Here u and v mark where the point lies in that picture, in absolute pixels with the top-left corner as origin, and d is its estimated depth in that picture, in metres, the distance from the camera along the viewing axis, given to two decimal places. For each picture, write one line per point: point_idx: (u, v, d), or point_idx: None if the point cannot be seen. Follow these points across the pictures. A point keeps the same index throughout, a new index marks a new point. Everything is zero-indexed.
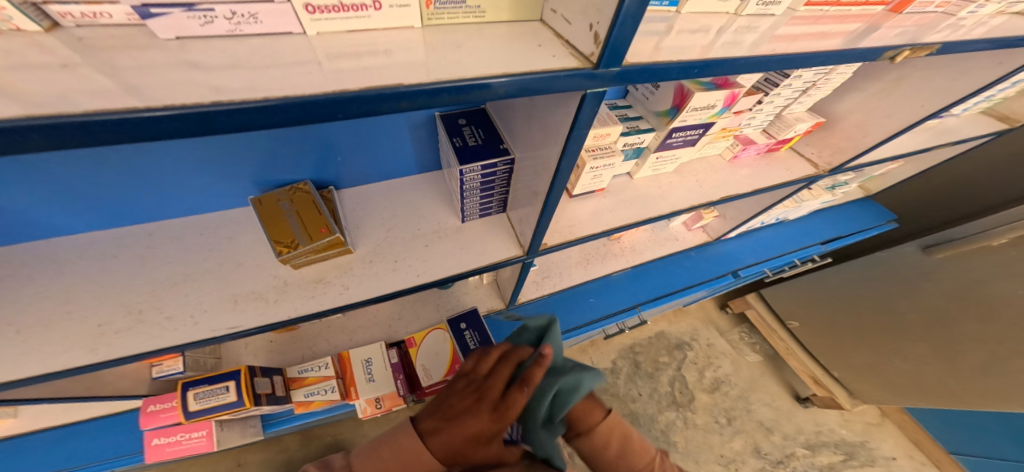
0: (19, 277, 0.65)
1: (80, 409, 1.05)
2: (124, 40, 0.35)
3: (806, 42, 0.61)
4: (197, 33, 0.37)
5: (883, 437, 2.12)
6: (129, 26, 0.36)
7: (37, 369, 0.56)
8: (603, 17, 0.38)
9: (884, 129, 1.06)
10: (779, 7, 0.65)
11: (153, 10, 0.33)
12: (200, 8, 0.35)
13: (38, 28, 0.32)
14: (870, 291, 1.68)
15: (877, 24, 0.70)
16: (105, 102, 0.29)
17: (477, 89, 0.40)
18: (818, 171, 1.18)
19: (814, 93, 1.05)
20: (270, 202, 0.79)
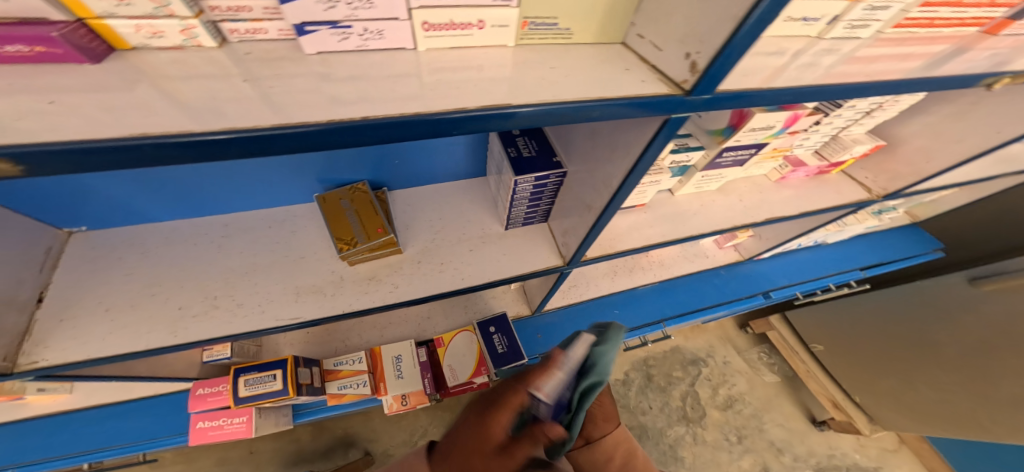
0: (113, 260, 0.71)
1: (126, 387, 1.09)
2: (278, 54, 0.40)
3: (881, 65, 0.62)
4: (335, 48, 0.41)
5: (898, 464, 2.07)
6: (279, 40, 0.42)
7: (121, 348, 0.59)
8: (704, 48, 0.39)
9: (952, 156, 1.05)
10: (866, 30, 0.64)
11: (308, 27, 0.38)
12: (342, 26, 0.39)
13: (213, 44, 0.39)
14: (907, 317, 1.66)
15: (969, 46, 0.70)
16: (259, 111, 0.32)
17: (575, 111, 0.41)
18: (870, 197, 1.18)
19: (879, 115, 1.03)
20: (332, 202, 0.84)
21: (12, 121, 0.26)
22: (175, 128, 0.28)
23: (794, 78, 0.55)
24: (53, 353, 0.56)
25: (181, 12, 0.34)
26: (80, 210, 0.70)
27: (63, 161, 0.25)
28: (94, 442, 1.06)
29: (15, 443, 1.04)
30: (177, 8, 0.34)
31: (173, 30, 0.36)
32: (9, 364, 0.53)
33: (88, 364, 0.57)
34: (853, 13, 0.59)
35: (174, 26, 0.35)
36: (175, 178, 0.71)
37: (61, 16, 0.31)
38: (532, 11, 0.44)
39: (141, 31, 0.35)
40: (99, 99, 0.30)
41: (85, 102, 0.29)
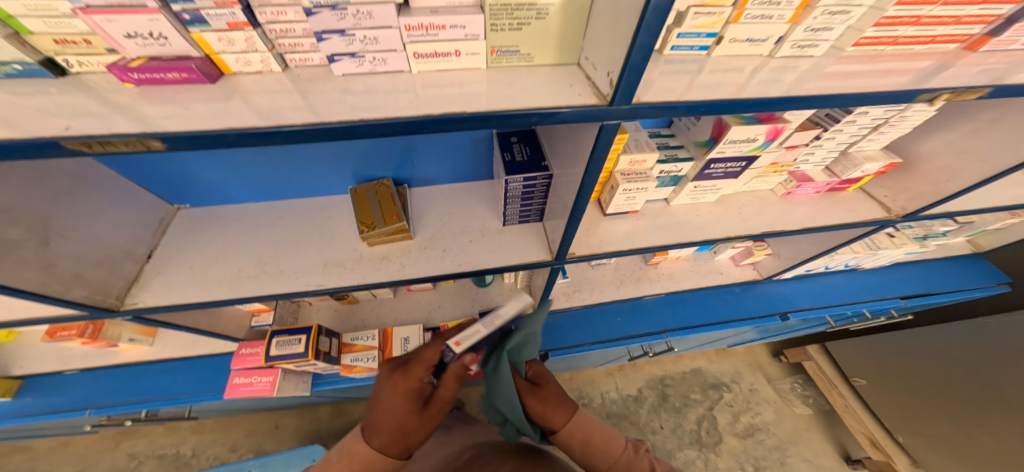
0: (203, 229, 0.94)
1: (193, 344, 1.35)
2: (317, 75, 0.57)
3: (860, 79, 0.67)
4: (355, 71, 0.58)
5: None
6: (320, 66, 0.59)
7: (196, 297, 0.79)
8: (616, 67, 0.51)
9: (972, 175, 1.00)
10: (817, 49, 0.71)
11: (336, 57, 0.55)
12: (360, 56, 0.55)
13: (279, 69, 0.57)
14: (977, 358, 1.46)
15: (951, 62, 0.73)
16: (295, 115, 0.48)
17: (518, 117, 0.54)
18: (890, 216, 1.14)
19: (888, 130, 1.03)
20: (361, 195, 1.02)
21: (168, 121, 0.45)
22: (250, 126, 0.45)
23: (760, 91, 0.62)
24: (148, 297, 0.77)
25: (262, 48, 0.53)
26: (184, 190, 0.94)
27: (187, 141, 0.43)
28: (165, 388, 1.30)
29: (105, 385, 1.30)
30: (259, 46, 0.52)
31: (257, 61, 0.55)
32: (119, 302, 0.75)
33: (168, 309, 0.77)
34: (796, 35, 0.67)
35: (258, 58, 0.54)
36: (249, 169, 0.93)
37: (196, 54, 0.52)
38: (498, 41, 0.58)
39: (238, 61, 0.54)
40: (210, 107, 0.49)
41: (202, 109, 0.48)
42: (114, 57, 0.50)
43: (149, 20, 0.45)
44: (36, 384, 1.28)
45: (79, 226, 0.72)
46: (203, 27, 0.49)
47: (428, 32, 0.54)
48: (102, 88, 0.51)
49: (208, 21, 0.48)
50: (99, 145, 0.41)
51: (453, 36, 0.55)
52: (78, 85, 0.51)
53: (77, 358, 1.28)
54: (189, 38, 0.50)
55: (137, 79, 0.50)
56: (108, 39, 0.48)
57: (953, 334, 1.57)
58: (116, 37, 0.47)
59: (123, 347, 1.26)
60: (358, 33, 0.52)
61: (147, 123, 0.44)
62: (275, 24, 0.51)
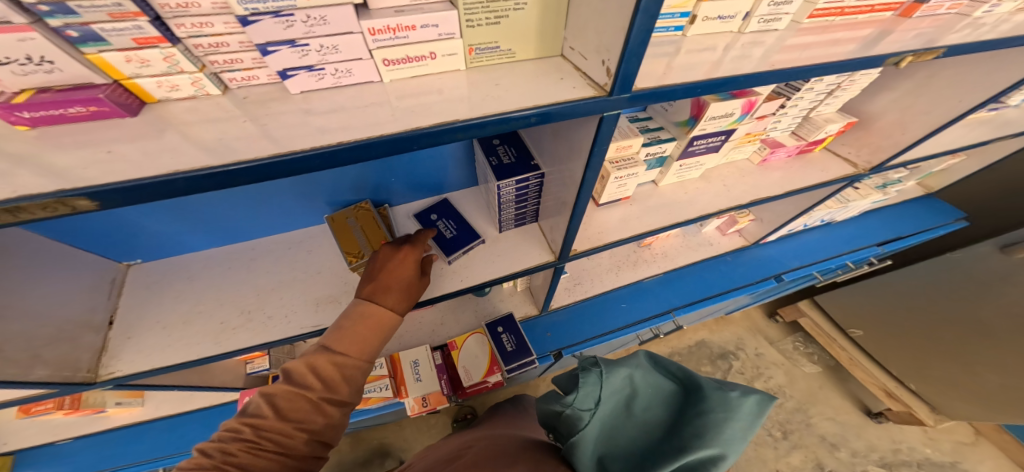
0: (164, 285, 0.84)
1: (189, 397, 1.16)
2: (269, 95, 0.48)
3: (818, 49, 0.65)
4: (314, 87, 0.49)
5: (979, 458, 1.83)
6: (269, 83, 0.49)
7: (176, 358, 0.71)
8: (612, 55, 0.47)
9: (923, 127, 0.98)
10: (781, 22, 0.69)
11: (288, 73, 0.46)
12: (316, 69, 0.47)
13: (218, 92, 0.46)
14: (943, 295, 1.48)
15: (890, 29, 0.72)
16: (251, 148, 0.41)
17: (514, 119, 0.50)
18: (857, 171, 1.10)
19: (844, 92, 1.00)
20: (340, 221, 0.95)
21: (84, 170, 0.36)
22: (199, 164, 0.38)
23: (735, 68, 0.60)
24: (125, 365, 0.68)
25: (188, 68, 0.42)
26: (133, 243, 0.82)
27: (124, 194, 0.35)
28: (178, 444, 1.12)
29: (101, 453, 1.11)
30: (186, 66, 0.41)
31: (185, 83, 0.44)
32: (92, 374, 0.65)
33: (150, 374, 0.68)
34: (762, 9, 0.65)
35: (185, 80, 0.43)
36: (205, 210, 0.83)
37: (102, 80, 0.39)
38: (476, 39, 0.53)
39: (161, 86, 0.43)
40: (141, 147, 0.39)
41: (131, 151, 0.39)
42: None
43: (18, 41, 0.33)
44: (27, 458, 1.05)
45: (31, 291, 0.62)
46: (103, 47, 0.37)
47: (396, 34, 0.47)
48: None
49: (107, 38, 0.36)
50: (7, 213, 0.33)
51: (424, 36, 0.49)
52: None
53: (63, 428, 1.06)
54: (84, 59, 0.37)
55: (30, 119, 0.38)
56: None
57: (917, 274, 1.56)
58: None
59: (113, 411, 1.08)
60: (311, 42, 0.44)
61: (58, 175, 0.35)
62: (200, 38, 0.40)
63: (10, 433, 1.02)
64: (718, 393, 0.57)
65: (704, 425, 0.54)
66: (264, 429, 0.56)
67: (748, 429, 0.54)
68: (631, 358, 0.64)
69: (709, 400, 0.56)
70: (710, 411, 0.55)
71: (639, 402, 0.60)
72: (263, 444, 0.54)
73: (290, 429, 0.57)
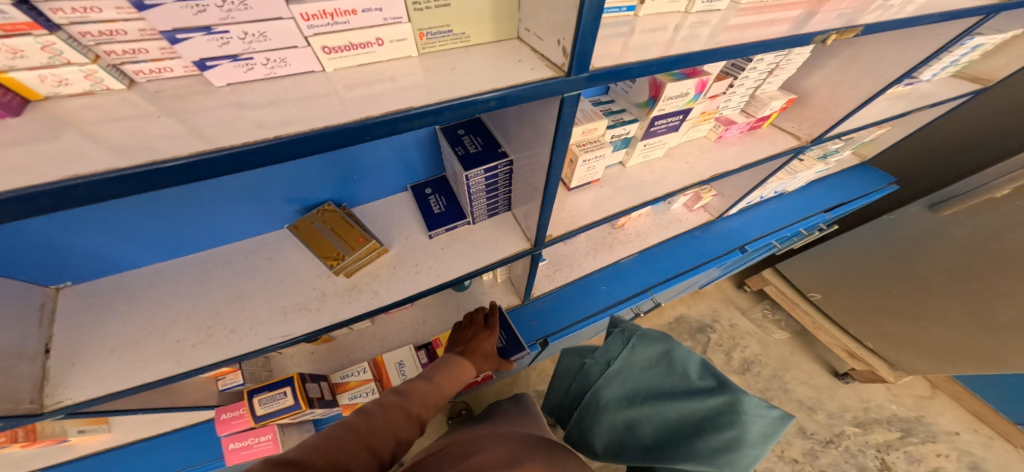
0: (105, 306, 0.77)
1: (160, 419, 1.10)
2: (189, 89, 0.44)
3: (756, 30, 0.66)
4: (242, 78, 0.45)
5: (939, 411, 1.96)
6: (188, 76, 0.45)
7: (130, 382, 0.66)
8: (567, 34, 0.46)
9: (850, 101, 1.03)
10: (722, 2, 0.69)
11: (209, 63, 0.41)
12: (243, 58, 0.43)
13: (121, 84, 0.42)
14: (884, 254, 1.57)
15: (816, 9, 0.74)
16: (175, 148, 0.37)
17: (473, 104, 0.48)
18: (801, 143, 1.14)
19: (781, 73, 1.04)
20: (306, 227, 0.92)
21: None
22: (114, 169, 0.34)
23: (685, 47, 0.60)
24: (75, 392, 0.63)
25: (77, 59, 0.36)
26: (61, 260, 0.74)
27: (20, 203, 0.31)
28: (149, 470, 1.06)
29: None
30: (72, 57, 0.36)
31: (76, 76, 0.38)
32: (37, 405, 0.60)
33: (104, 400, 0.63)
34: None
35: (76, 73, 0.38)
36: (141, 221, 0.78)
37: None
38: (426, 22, 0.50)
39: (45, 80, 0.37)
40: (35, 150, 0.34)
41: (18, 156, 0.34)
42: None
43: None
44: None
45: None
46: None
47: (336, 19, 0.44)
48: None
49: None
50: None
51: (369, 21, 0.46)
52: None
53: (26, 460, 0.95)
54: None
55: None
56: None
57: (861, 236, 1.64)
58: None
59: (77, 441, 1.00)
60: (231, 28, 0.39)
61: None
62: (87, 25, 0.35)
63: None
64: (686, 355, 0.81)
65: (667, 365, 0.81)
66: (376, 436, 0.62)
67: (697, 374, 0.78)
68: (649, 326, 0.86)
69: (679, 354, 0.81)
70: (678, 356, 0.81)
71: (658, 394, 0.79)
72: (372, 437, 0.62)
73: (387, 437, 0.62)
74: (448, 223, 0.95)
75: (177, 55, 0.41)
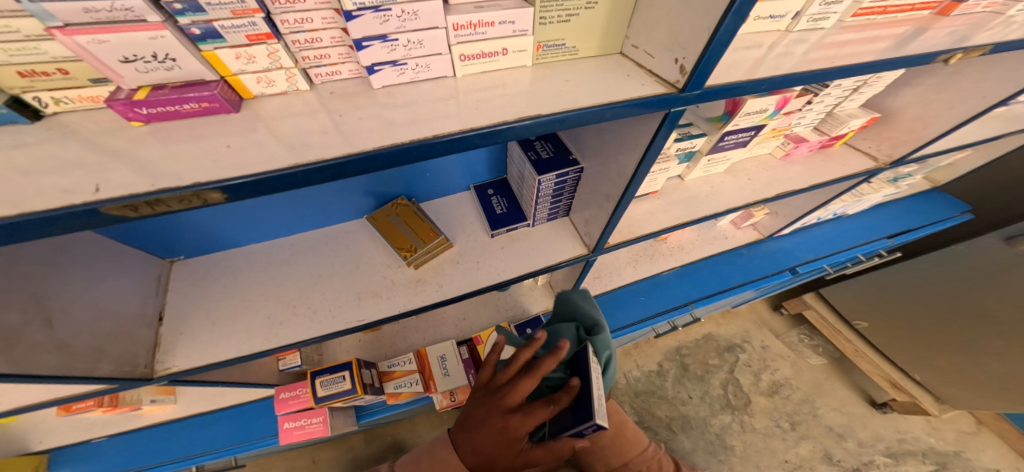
0: (208, 281, 0.84)
1: (219, 395, 1.15)
2: (351, 89, 0.52)
3: (854, 47, 0.70)
4: (395, 81, 0.52)
5: (981, 447, 1.90)
6: (349, 78, 0.53)
7: (228, 353, 0.71)
8: (688, 54, 0.49)
9: (946, 121, 1.02)
10: (828, 21, 0.73)
11: (376, 68, 0.49)
12: (400, 64, 0.50)
13: (306, 87, 0.50)
14: (952, 286, 1.53)
15: (927, 26, 0.78)
16: (347, 147, 0.43)
17: (592, 114, 0.51)
18: (879, 165, 1.15)
19: (868, 89, 1.03)
20: (382, 219, 0.98)
21: (211, 163, 0.40)
22: (312, 159, 0.41)
23: (777, 65, 0.63)
24: (179, 360, 0.68)
25: (286, 64, 0.46)
26: (174, 242, 0.82)
27: (246, 187, 0.39)
28: (199, 446, 1.10)
29: (132, 450, 1.09)
30: (284, 62, 0.45)
31: (281, 78, 0.48)
32: (149, 370, 0.65)
33: (206, 369, 0.69)
34: (812, 9, 0.69)
35: (282, 76, 0.47)
36: (248, 208, 0.84)
37: (212, 77, 0.43)
38: (545, 36, 0.54)
39: (259, 82, 0.47)
40: (244, 141, 0.43)
41: (241, 143, 0.43)
42: (101, 87, 0.42)
43: (150, 39, 0.37)
44: (60, 457, 1.03)
45: (75, 298, 0.61)
46: (218, 44, 0.41)
47: (476, 30, 0.49)
48: (92, 130, 0.43)
49: (224, 35, 0.41)
50: (145, 206, 0.36)
51: (500, 33, 0.51)
52: (58, 129, 0.42)
53: (99, 426, 1.05)
54: (201, 57, 0.41)
55: (146, 115, 0.43)
56: (102, 68, 0.39)
57: (920, 268, 1.63)
58: (110, 63, 0.38)
59: (148, 409, 1.06)
60: (401, 36, 0.46)
61: (180, 170, 0.39)
62: (299, 34, 0.45)
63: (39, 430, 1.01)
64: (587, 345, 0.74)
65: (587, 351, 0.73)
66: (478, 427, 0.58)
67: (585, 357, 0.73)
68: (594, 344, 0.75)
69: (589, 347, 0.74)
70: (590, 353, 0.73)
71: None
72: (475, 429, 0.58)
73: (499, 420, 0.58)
74: (510, 224, 0.98)
75: (352, 59, 0.50)
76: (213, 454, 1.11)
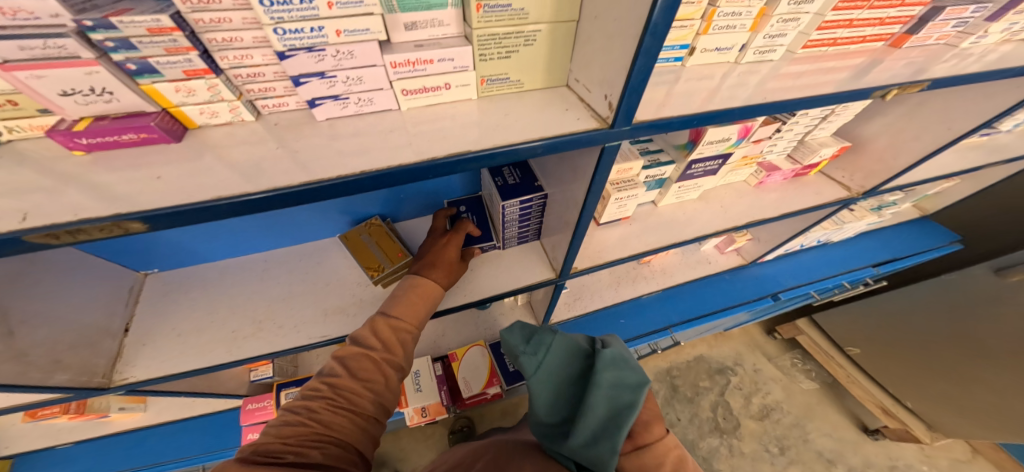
0: (178, 293, 0.86)
1: (192, 404, 1.16)
2: (297, 120, 0.55)
3: (810, 77, 0.71)
4: (338, 114, 0.55)
5: None
6: (297, 110, 0.56)
7: (187, 365, 0.73)
8: (614, 91, 0.50)
9: (915, 151, 1.00)
10: (776, 53, 0.74)
11: (317, 102, 0.52)
12: (342, 98, 0.52)
13: (252, 118, 0.54)
14: (939, 313, 1.49)
15: (881, 57, 0.79)
16: (275, 180, 0.45)
17: (525, 148, 0.52)
18: (851, 194, 1.13)
19: (837, 118, 1.02)
20: (354, 238, 0.99)
21: (141, 193, 0.42)
22: (239, 190, 0.43)
23: (731, 96, 0.64)
24: (138, 370, 0.71)
25: (228, 96, 0.49)
26: (148, 256, 0.85)
27: (168, 218, 0.41)
28: (177, 451, 1.14)
29: (104, 456, 1.11)
30: (226, 94, 0.49)
31: (224, 110, 0.51)
32: (108, 380, 0.68)
33: (164, 380, 0.71)
34: (757, 42, 0.70)
35: (225, 108, 0.51)
36: (222, 225, 0.87)
37: (153, 109, 0.47)
38: (488, 70, 0.56)
39: (203, 113, 0.50)
40: (182, 170, 0.46)
41: (173, 173, 0.45)
42: (47, 118, 0.44)
43: (85, 74, 0.40)
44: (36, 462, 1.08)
45: (38, 310, 0.63)
46: (155, 77, 0.44)
47: (415, 67, 0.52)
48: (43, 156, 0.46)
49: (160, 70, 0.43)
50: (67, 234, 0.38)
51: (441, 69, 0.53)
52: (10, 156, 0.45)
53: (66, 431, 1.06)
54: (140, 90, 0.45)
55: (86, 144, 0.45)
56: (40, 99, 0.42)
57: (912, 294, 1.58)
58: (49, 95, 0.41)
59: (116, 417, 1.07)
60: (339, 73, 0.49)
61: (112, 197, 0.41)
62: (240, 69, 0.48)
63: (13, 438, 1.02)
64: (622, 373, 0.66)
65: (614, 367, 0.67)
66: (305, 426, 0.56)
67: (623, 388, 0.65)
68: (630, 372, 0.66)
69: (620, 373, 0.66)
70: (625, 378, 0.66)
71: (627, 401, 0.63)
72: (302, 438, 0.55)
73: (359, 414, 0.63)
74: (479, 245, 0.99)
75: (296, 92, 0.52)
76: (179, 462, 1.16)
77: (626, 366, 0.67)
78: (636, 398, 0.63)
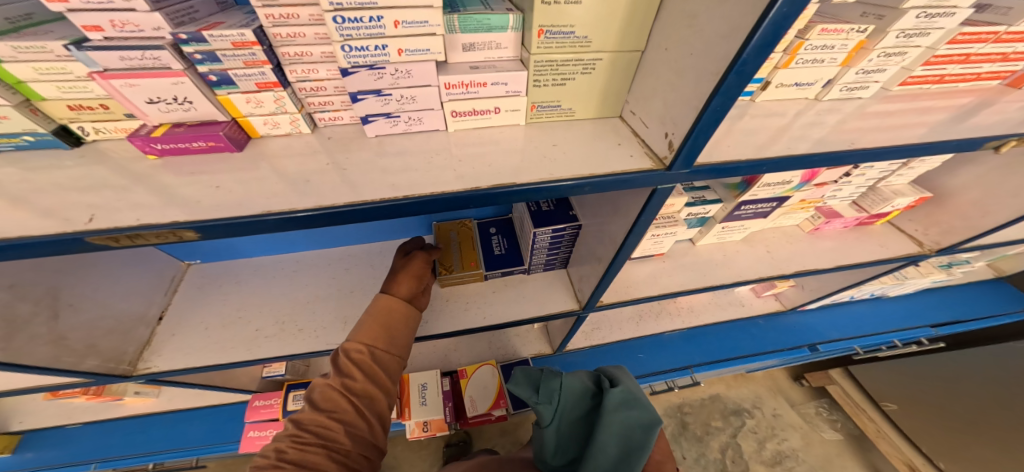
0: (214, 287, 0.88)
1: (202, 394, 1.18)
2: (349, 135, 0.54)
3: (900, 118, 0.64)
4: (387, 132, 0.54)
5: None
6: (350, 124, 0.56)
7: (209, 360, 0.73)
8: (677, 130, 0.46)
9: (1009, 211, 0.89)
10: (867, 90, 0.67)
11: (369, 120, 0.51)
12: (394, 117, 0.51)
13: (308, 130, 0.53)
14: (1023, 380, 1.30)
15: (993, 99, 0.70)
16: (317, 197, 0.43)
17: (571, 187, 0.48)
18: (922, 251, 1.03)
19: (918, 166, 0.93)
20: (443, 232, 1.04)
21: (196, 200, 0.42)
22: (284, 206, 0.42)
23: (803, 135, 0.58)
24: (161, 361, 0.71)
25: (291, 109, 0.49)
26: (192, 248, 0.88)
27: (214, 230, 0.40)
28: (176, 441, 1.15)
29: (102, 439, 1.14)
30: (289, 107, 0.48)
31: (285, 121, 0.50)
32: (132, 367, 0.69)
33: (184, 372, 0.71)
34: (846, 78, 0.64)
35: (287, 120, 0.50)
36: None
37: (223, 118, 0.47)
38: (539, 97, 0.54)
39: (266, 124, 0.50)
40: (238, 177, 0.45)
41: (228, 180, 0.45)
42: (132, 122, 0.46)
43: (172, 84, 0.41)
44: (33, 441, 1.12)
45: None
46: (230, 88, 0.45)
47: (468, 89, 0.50)
48: (122, 156, 0.47)
49: (236, 82, 0.44)
50: (126, 238, 0.39)
51: (493, 92, 0.51)
52: (97, 156, 0.47)
53: (78, 412, 1.12)
54: (215, 100, 0.45)
55: (160, 150, 0.46)
56: (128, 106, 0.43)
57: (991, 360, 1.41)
58: (137, 103, 0.43)
59: (129, 400, 1.11)
60: (394, 92, 0.48)
61: (169, 201, 0.41)
62: (305, 82, 0.47)
63: (34, 411, 1.09)
64: (630, 413, 0.57)
65: (622, 406, 0.58)
66: (306, 423, 0.54)
67: (631, 431, 0.56)
68: (639, 410, 0.57)
69: (629, 413, 0.57)
70: (634, 418, 0.57)
71: (635, 446, 0.54)
72: (311, 437, 0.52)
73: (375, 390, 0.59)
74: (504, 268, 0.96)
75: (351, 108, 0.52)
76: (175, 452, 1.15)
77: (637, 405, 0.58)
78: (647, 446, 0.54)
